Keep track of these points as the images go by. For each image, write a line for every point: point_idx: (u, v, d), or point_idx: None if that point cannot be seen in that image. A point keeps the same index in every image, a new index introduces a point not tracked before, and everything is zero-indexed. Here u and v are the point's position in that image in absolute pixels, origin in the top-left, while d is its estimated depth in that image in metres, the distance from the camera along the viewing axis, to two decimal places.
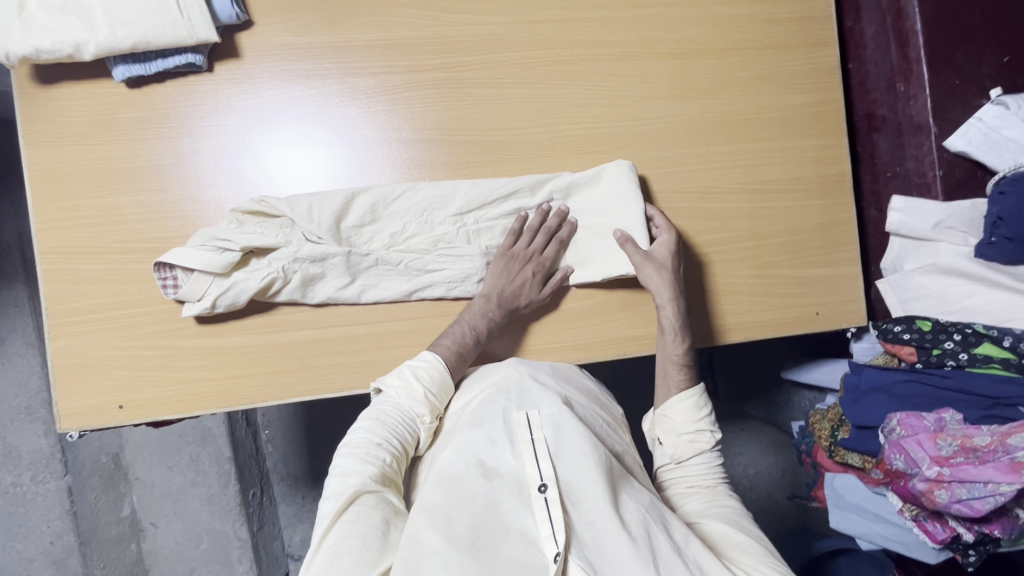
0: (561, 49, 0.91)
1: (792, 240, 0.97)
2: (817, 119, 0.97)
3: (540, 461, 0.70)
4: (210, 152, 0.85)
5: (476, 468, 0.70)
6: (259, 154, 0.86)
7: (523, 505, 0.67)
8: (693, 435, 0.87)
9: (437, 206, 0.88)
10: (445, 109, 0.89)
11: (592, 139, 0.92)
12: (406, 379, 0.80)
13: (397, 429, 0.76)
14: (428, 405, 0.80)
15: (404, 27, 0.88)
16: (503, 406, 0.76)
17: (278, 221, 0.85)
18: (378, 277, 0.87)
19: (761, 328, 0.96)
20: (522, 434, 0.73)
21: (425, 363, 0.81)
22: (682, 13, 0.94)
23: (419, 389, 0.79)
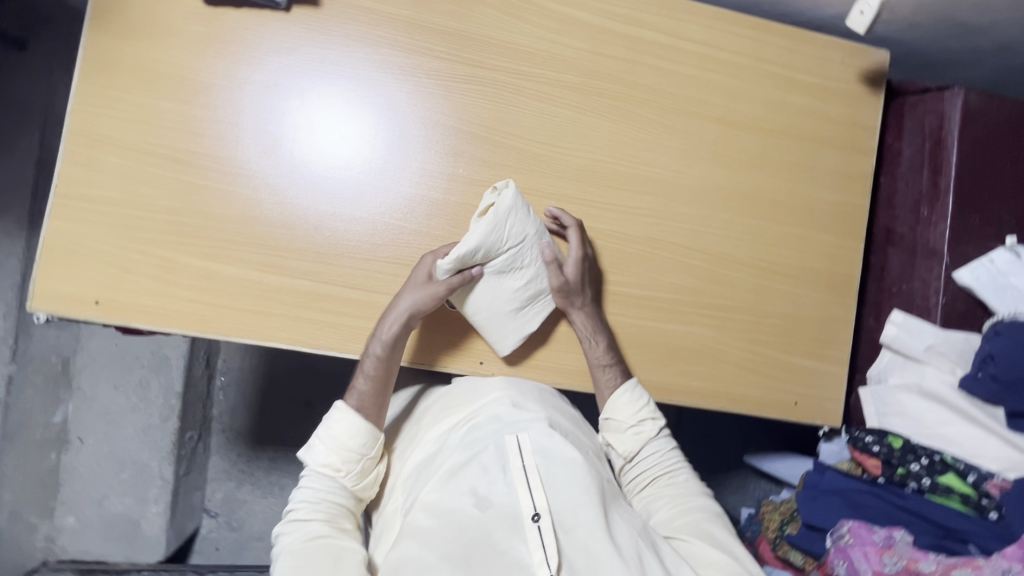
0: (620, 87, 0.94)
1: (789, 327, 0.98)
2: (841, 219, 1.00)
3: (533, 492, 0.73)
4: (263, 85, 0.86)
5: (469, 497, 0.74)
6: (309, 102, 0.87)
7: (516, 531, 0.71)
8: (636, 427, 0.91)
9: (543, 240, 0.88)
10: (495, 109, 0.91)
11: (627, 177, 0.94)
12: (318, 443, 0.83)
13: (326, 492, 0.81)
14: (340, 455, 0.82)
15: (478, 24, 0.91)
16: (496, 430, 0.79)
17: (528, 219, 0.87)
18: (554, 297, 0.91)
19: (738, 403, 0.96)
20: (514, 460, 0.76)
21: (333, 418, 0.82)
22: (739, 87, 0.98)
23: (332, 444, 0.82)
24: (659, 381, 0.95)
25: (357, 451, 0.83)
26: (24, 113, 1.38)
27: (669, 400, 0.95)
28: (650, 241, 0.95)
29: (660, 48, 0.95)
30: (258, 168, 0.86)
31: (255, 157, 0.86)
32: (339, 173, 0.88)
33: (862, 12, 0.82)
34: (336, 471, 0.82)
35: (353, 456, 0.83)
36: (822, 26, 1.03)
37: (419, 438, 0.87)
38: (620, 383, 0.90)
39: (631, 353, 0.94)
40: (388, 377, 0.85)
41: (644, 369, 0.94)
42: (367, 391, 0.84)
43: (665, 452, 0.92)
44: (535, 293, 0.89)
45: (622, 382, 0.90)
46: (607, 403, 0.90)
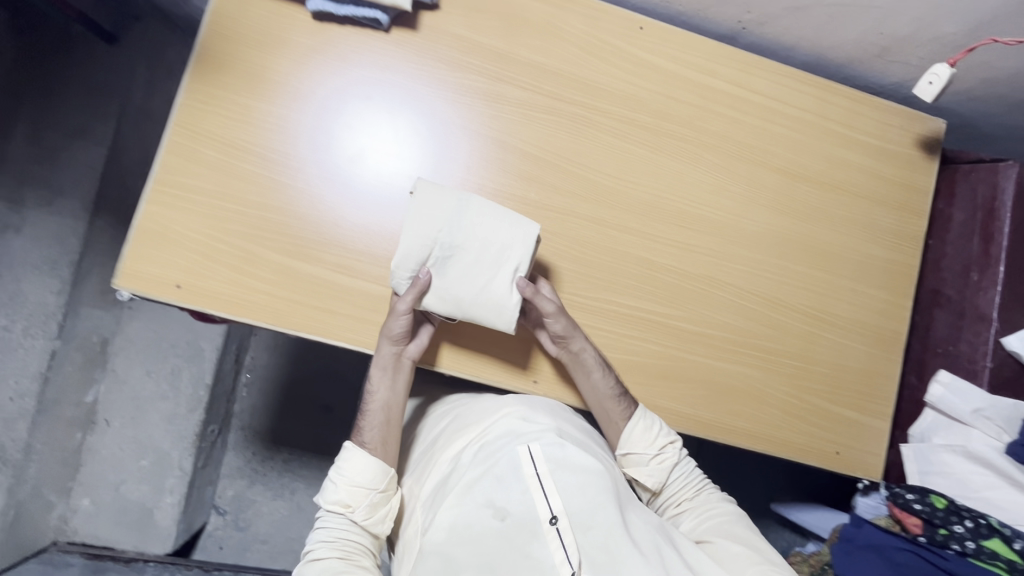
0: (689, 131, 0.99)
1: (836, 377, 0.99)
2: (891, 276, 1.03)
3: (549, 496, 0.70)
4: (356, 96, 0.91)
5: (488, 507, 0.71)
6: (395, 115, 0.92)
7: (537, 537, 0.68)
8: (658, 457, 0.88)
9: (476, 208, 0.84)
10: (570, 141, 0.96)
11: (689, 216, 0.98)
12: (330, 481, 0.83)
13: (341, 531, 0.80)
14: (350, 491, 0.81)
15: (562, 61, 0.96)
16: (506, 440, 0.76)
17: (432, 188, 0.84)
18: (510, 262, 0.85)
19: (781, 447, 0.97)
20: (528, 468, 0.72)
21: (347, 457, 0.83)
22: (801, 142, 1.02)
23: (342, 480, 0.82)
24: (705, 418, 0.96)
25: (366, 485, 0.82)
26: (103, 105, 1.45)
27: (713, 438, 0.96)
28: (706, 280, 0.98)
29: (729, 99, 1.00)
30: (342, 173, 0.90)
31: (342, 163, 0.90)
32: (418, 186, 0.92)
33: (930, 82, 0.86)
34: (345, 507, 0.81)
35: (362, 490, 0.82)
36: (881, 91, 1.08)
37: (434, 458, 0.85)
38: (631, 415, 0.89)
39: (680, 387, 0.95)
40: (394, 413, 0.88)
41: (692, 404, 0.95)
42: (376, 432, 0.86)
43: (690, 475, 0.90)
44: (496, 257, 0.84)
45: (633, 413, 0.89)
46: (623, 437, 0.87)
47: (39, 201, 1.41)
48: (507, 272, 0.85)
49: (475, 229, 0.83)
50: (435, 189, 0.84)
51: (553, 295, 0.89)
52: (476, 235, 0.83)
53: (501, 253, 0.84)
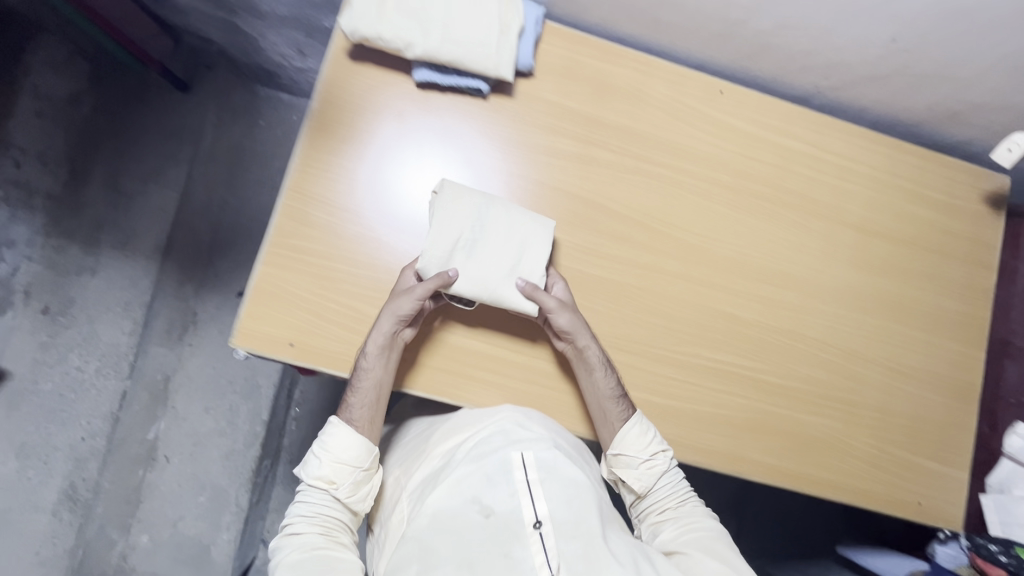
0: (768, 190, 1.03)
1: (914, 427, 1.02)
2: (964, 327, 1.06)
3: (536, 502, 0.77)
4: (440, 151, 0.95)
5: (473, 503, 0.77)
6: (468, 165, 0.96)
7: (520, 536, 0.74)
8: (649, 462, 0.90)
9: (498, 204, 0.90)
10: (657, 200, 1.00)
11: (770, 272, 1.02)
12: (313, 456, 0.84)
13: (321, 505, 0.83)
14: (334, 469, 0.84)
15: (648, 124, 1.01)
16: (501, 447, 0.82)
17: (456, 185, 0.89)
18: (528, 255, 0.90)
19: (863, 497, 0.99)
20: (520, 475, 0.79)
21: (333, 433, 0.84)
22: (873, 199, 1.06)
23: (326, 458, 0.83)
24: (790, 469, 0.98)
25: (350, 464, 0.84)
26: (175, 148, 1.52)
27: (797, 488, 0.98)
28: (788, 333, 1.01)
29: (805, 159, 1.05)
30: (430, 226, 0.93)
31: None
32: None
33: (1009, 150, 0.96)
34: (330, 485, 0.84)
35: (345, 468, 0.84)
36: (946, 148, 1.12)
37: (427, 456, 0.88)
38: (628, 417, 0.90)
39: (765, 438, 0.98)
40: (383, 392, 0.87)
41: (777, 455, 0.98)
42: (358, 405, 0.86)
43: (677, 484, 0.92)
44: (517, 247, 0.90)
45: (631, 416, 0.90)
46: (617, 438, 0.89)
47: (114, 241, 1.46)
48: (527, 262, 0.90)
49: (498, 223, 0.89)
50: (461, 191, 0.89)
51: (565, 293, 0.92)
52: (498, 229, 0.89)
53: (521, 245, 0.90)
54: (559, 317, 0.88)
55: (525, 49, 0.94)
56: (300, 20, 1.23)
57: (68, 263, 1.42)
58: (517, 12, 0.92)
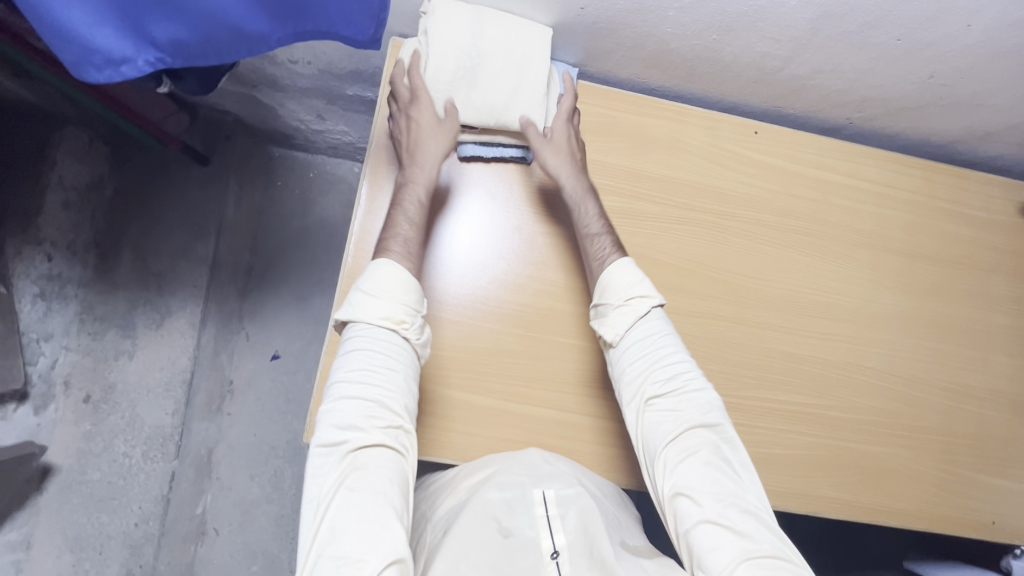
0: (812, 225, 1.04)
1: (979, 446, 1.03)
2: (1015, 340, 1.07)
3: (553, 533, 0.75)
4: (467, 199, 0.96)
5: (492, 524, 0.75)
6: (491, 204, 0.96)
7: (537, 569, 0.71)
8: (622, 309, 0.84)
9: (499, 24, 0.85)
10: (706, 247, 1.00)
11: (823, 306, 1.02)
12: (373, 295, 0.76)
13: (383, 341, 0.75)
14: (402, 309, 0.77)
15: (688, 172, 1.02)
16: (523, 479, 0.81)
17: (457, 12, 0.83)
18: (527, 72, 0.87)
19: (940, 522, 0.99)
20: (538, 508, 0.78)
21: (385, 271, 0.77)
22: (914, 221, 1.07)
23: (389, 296, 0.76)
24: (864, 502, 0.98)
25: (414, 316, 0.78)
26: (202, 222, 1.53)
27: (874, 521, 0.98)
28: (848, 365, 1.01)
29: (844, 189, 1.06)
30: (472, 285, 0.94)
31: (478, 279, 0.94)
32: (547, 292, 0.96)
33: None
34: (397, 323, 0.76)
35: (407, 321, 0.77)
36: (976, 163, 1.14)
37: (454, 487, 0.85)
38: (614, 259, 0.87)
39: (838, 473, 0.98)
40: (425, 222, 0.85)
41: (850, 489, 0.98)
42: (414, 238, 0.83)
43: (658, 338, 0.82)
44: (518, 65, 0.87)
45: (615, 258, 0.87)
46: (601, 280, 0.86)
47: (149, 321, 1.46)
48: (534, 50, 0.86)
49: (500, 38, 0.85)
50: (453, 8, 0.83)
51: (563, 124, 0.91)
52: (504, 34, 0.85)
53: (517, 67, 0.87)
54: (545, 155, 0.88)
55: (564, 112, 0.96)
56: (323, 90, 1.24)
57: (105, 348, 1.40)
58: (554, 80, 0.93)
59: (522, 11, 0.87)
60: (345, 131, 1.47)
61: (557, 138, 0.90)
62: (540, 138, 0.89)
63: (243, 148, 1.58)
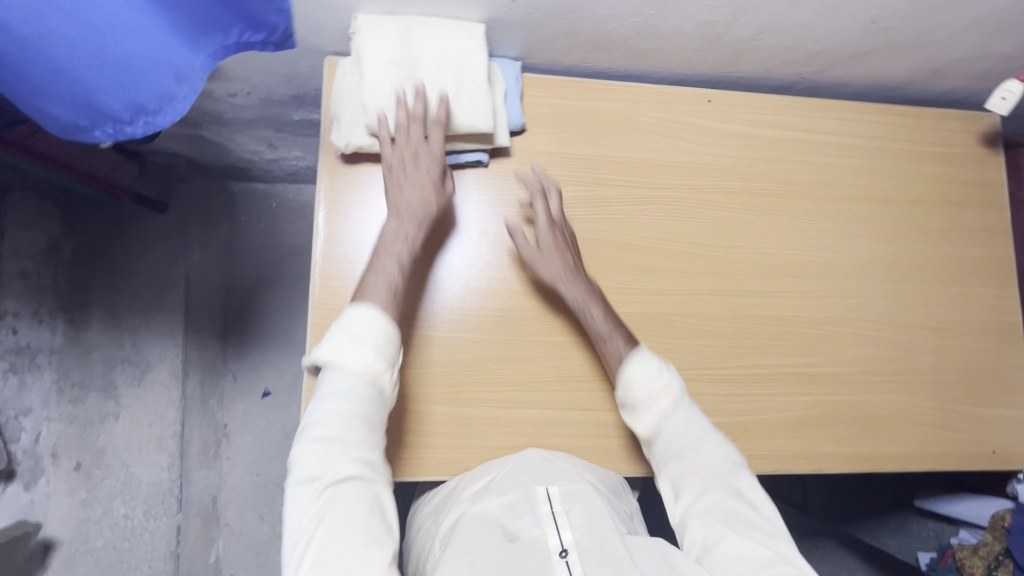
0: (778, 185, 1.03)
1: (971, 379, 1.04)
2: (992, 270, 1.08)
3: (562, 530, 0.74)
4: None
5: (497, 530, 0.74)
6: (451, 218, 0.94)
7: (546, 568, 0.69)
8: (653, 404, 0.84)
9: (431, 30, 0.83)
10: (675, 224, 0.99)
11: (800, 265, 1.02)
12: (347, 342, 0.74)
13: (357, 388, 0.72)
14: (379, 358, 0.74)
15: (648, 151, 1.00)
16: (525, 480, 0.80)
17: (383, 26, 0.81)
18: (467, 74, 0.84)
19: (941, 459, 1.01)
20: (543, 505, 0.77)
21: (364, 316, 0.75)
22: (878, 167, 1.07)
23: (365, 345, 0.74)
24: (865, 452, 0.99)
25: (392, 363, 0.76)
26: (168, 270, 1.49)
27: (878, 469, 0.99)
28: (832, 320, 1.01)
29: (805, 145, 1.05)
30: (440, 298, 0.92)
31: (445, 291, 0.92)
32: (516, 295, 0.94)
33: (1004, 98, 0.97)
34: (373, 371, 0.74)
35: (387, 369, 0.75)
36: (931, 99, 1.13)
37: (455, 499, 0.84)
38: (626, 353, 0.87)
39: (836, 428, 0.99)
40: (407, 266, 0.82)
41: (850, 442, 0.99)
42: (393, 294, 0.80)
43: (691, 426, 0.83)
44: (456, 69, 0.83)
45: (628, 355, 0.87)
46: (620, 377, 0.86)
47: (129, 379, 1.42)
48: (471, 53, 0.83)
49: (433, 45, 0.82)
50: (380, 22, 0.81)
51: (557, 209, 0.93)
52: (436, 41, 0.82)
53: (456, 71, 0.83)
54: (542, 265, 0.89)
55: (513, 109, 0.93)
56: (268, 119, 1.20)
57: (89, 413, 1.37)
58: (497, 77, 0.91)
59: (453, 14, 0.83)
60: (301, 156, 1.43)
61: (547, 217, 0.92)
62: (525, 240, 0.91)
63: (198, 188, 1.55)
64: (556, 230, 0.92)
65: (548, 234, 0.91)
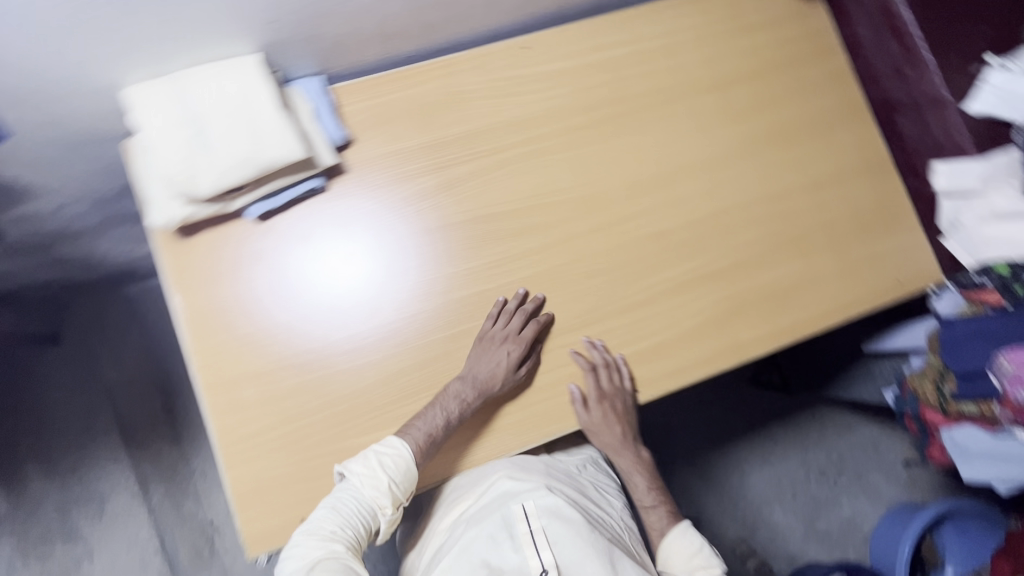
0: (618, 105, 1.03)
1: (857, 222, 1.06)
2: (846, 112, 1.09)
3: (541, 551, 0.83)
4: (295, 257, 0.91)
5: (482, 568, 0.81)
6: (325, 255, 0.92)
7: None
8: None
9: (205, 77, 0.79)
10: (532, 179, 0.99)
11: (664, 174, 1.02)
12: (368, 464, 0.83)
13: (355, 520, 0.81)
14: (391, 496, 0.84)
15: (482, 118, 0.99)
16: (504, 503, 0.88)
17: (154, 91, 0.77)
18: (260, 107, 0.80)
19: (854, 305, 1.04)
20: (521, 526, 0.85)
21: (392, 451, 0.83)
22: (708, 53, 1.07)
23: (383, 479, 0.82)
24: (783, 325, 1.01)
25: (399, 496, 0.85)
26: (89, 397, 1.44)
27: (800, 337, 1.02)
28: (713, 214, 1.02)
29: (632, 57, 1.04)
30: (339, 333, 0.91)
31: (340, 325, 0.91)
32: (412, 303, 0.94)
33: None
34: (381, 507, 0.83)
35: (397, 498, 0.85)
36: None
37: (439, 524, 0.95)
38: (670, 527, 0.99)
39: (749, 314, 1.01)
40: (451, 425, 0.87)
41: (766, 321, 1.01)
42: (423, 427, 0.86)
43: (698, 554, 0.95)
44: (245, 106, 0.80)
45: (670, 526, 0.99)
46: (662, 547, 0.97)
47: (89, 517, 1.38)
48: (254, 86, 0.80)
49: (212, 91, 0.79)
50: (148, 88, 0.77)
51: (623, 376, 0.95)
52: (214, 86, 0.79)
53: (247, 108, 0.80)
54: (604, 434, 0.96)
55: (328, 123, 0.91)
56: (115, 221, 1.15)
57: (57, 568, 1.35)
58: (297, 99, 0.88)
59: (218, 54, 0.79)
60: None
61: (619, 419, 0.95)
62: (583, 415, 0.94)
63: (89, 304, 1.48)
64: (616, 382, 0.94)
65: (606, 412, 0.93)
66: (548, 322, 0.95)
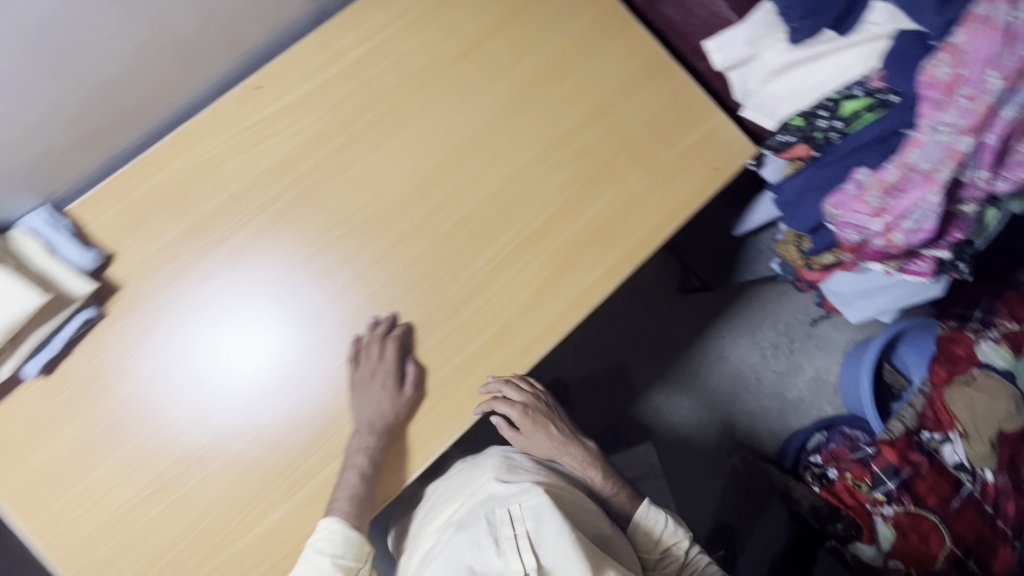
0: (376, 108, 0.98)
1: (655, 127, 1.04)
2: (605, 26, 1.07)
3: (523, 554, 0.65)
4: (133, 383, 0.87)
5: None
6: (164, 368, 0.88)
7: None
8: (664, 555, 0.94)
9: None
10: (317, 216, 0.95)
11: (448, 158, 0.99)
12: (310, 558, 0.79)
13: None
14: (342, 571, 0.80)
15: (240, 176, 0.93)
16: (489, 509, 0.74)
17: None
18: None
19: (681, 208, 1.02)
20: (506, 530, 0.68)
21: (328, 531, 0.80)
22: (447, 22, 1.03)
23: (327, 562, 0.79)
24: (621, 255, 0.99)
25: (355, 564, 0.82)
26: None
27: (642, 259, 1.00)
28: (511, 178, 1.00)
29: (370, 55, 1.00)
30: (206, 438, 0.86)
31: (203, 429, 0.86)
32: (270, 374, 0.89)
33: None
34: None
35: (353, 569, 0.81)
36: None
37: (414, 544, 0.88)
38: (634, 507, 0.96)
39: (583, 258, 0.98)
40: (372, 475, 0.85)
41: (601, 258, 0.99)
42: (347, 497, 0.83)
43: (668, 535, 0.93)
44: None
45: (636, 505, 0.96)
46: (634, 530, 0.94)
47: None
48: None
49: None
50: None
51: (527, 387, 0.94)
52: None
53: None
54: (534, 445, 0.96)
55: (71, 252, 0.86)
56: None
57: None
58: (25, 244, 0.83)
59: None
60: None
61: (545, 429, 0.95)
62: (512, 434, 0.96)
63: None
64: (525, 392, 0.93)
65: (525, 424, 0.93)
66: (407, 332, 0.93)
